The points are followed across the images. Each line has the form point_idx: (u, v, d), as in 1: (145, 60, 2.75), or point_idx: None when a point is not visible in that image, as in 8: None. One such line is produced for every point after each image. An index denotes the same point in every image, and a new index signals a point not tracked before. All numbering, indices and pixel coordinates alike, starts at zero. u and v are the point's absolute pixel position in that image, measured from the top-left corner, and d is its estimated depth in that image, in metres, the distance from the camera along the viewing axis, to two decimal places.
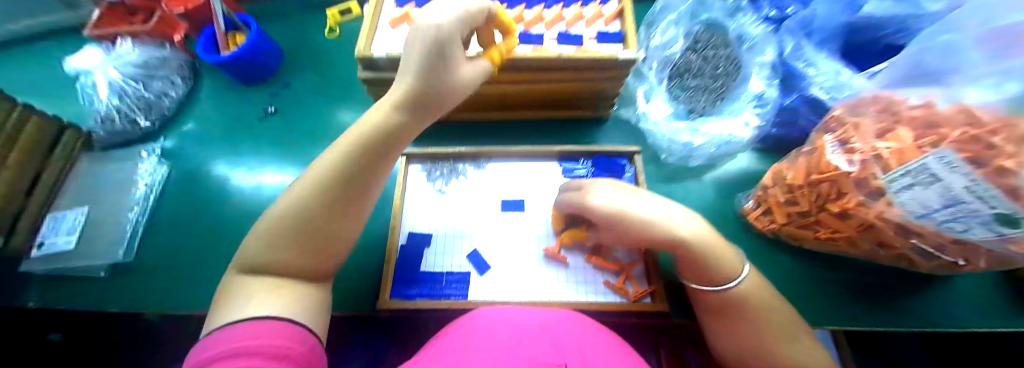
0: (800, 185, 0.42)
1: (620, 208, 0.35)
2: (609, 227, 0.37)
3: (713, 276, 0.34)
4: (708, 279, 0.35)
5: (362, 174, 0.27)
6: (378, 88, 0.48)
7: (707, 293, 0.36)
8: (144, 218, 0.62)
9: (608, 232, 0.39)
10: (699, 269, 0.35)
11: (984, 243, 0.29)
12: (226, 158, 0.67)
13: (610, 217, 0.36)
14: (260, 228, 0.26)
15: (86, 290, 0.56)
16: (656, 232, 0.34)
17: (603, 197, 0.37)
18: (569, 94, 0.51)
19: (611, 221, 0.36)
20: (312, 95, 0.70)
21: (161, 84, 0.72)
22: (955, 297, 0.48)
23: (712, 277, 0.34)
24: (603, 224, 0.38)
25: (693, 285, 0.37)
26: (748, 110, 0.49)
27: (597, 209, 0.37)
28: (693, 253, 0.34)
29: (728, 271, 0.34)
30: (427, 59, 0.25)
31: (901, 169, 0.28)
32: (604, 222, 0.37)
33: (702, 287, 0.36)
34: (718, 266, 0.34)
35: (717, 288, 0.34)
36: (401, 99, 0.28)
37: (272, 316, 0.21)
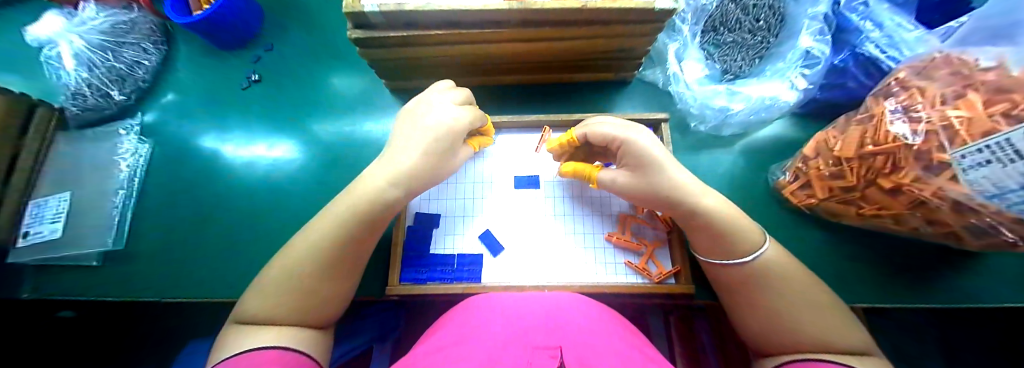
0: (849, 158, 0.37)
1: (659, 158, 0.36)
2: (637, 168, 0.37)
3: (731, 250, 0.34)
4: (723, 253, 0.35)
5: (360, 233, 0.37)
6: (375, 50, 0.41)
7: (724, 266, 0.36)
8: (131, 202, 0.59)
9: (631, 174, 0.38)
10: (716, 239, 0.35)
11: None
12: (211, 133, 0.62)
13: (647, 157, 0.36)
14: (274, 272, 0.34)
15: (87, 278, 0.55)
16: (683, 189, 0.35)
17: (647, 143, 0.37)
18: (589, 53, 0.45)
19: (644, 162, 0.36)
20: (299, 59, 0.63)
21: (131, 51, 0.61)
22: (994, 276, 0.45)
23: (730, 248, 0.34)
24: (632, 163, 0.38)
25: (708, 260, 0.38)
26: (795, 72, 0.44)
27: (639, 149, 0.37)
28: (715, 222, 0.34)
29: (750, 243, 0.33)
30: (434, 156, 0.40)
31: (979, 142, 0.22)
32: (636, 162, 0.37)
33: (717, 261, 0.36)
34: (737, 238, 0.34)
35: (732, 261, 0.34)
36: (396, 177, 0.38)
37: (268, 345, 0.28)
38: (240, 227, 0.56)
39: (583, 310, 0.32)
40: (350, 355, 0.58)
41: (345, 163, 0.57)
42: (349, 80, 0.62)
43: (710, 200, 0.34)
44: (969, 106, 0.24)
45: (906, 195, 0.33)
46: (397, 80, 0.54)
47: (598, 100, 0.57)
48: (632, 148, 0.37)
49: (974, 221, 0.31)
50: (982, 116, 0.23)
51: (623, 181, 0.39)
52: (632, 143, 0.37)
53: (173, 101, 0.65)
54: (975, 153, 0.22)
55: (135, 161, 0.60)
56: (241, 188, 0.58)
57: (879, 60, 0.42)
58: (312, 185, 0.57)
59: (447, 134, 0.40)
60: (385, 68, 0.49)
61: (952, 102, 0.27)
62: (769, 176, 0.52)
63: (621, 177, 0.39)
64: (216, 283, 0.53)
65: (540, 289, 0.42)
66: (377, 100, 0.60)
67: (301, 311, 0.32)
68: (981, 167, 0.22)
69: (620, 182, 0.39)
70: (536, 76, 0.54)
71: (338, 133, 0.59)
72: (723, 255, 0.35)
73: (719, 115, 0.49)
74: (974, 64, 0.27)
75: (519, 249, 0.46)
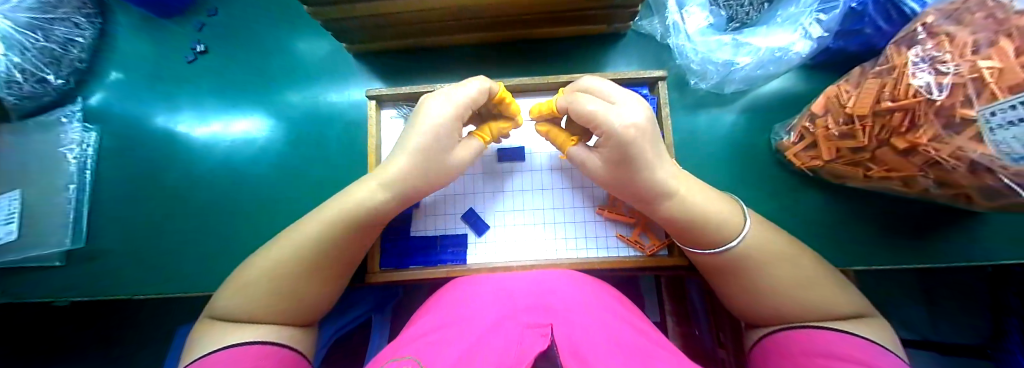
0: (862, 115, 0.34)
1: (648, 159, 0.30)
2: (620, 166, 0.32)
3: (708, 238, 0.33)
4: (706, 241, 0.34)
5: (339, 221, 0.33)
6: (329, 9, 0.35)
7: (704, 256, 0.35)
8: (87, 197, 0.54)
9: (610, 168, 0.33)
10: (692, 232, 0.34)
11: None
12: (162, 112, 0.56)
13: (634, 160, 0.30)
14: (250, 273, 0.32)
15: (57, 280, 0.52)
16: (659, 188, 0.32)
17: (642, 139, 0.30)
18: (578, 2, 0.39)
19: (631, 164, 0.31)
20: (250, 22, 0.56)
21: (62, 27, 0.51)
22: (994, 233, 0.44)
23: (711, 238, 0.33)
24: (614, 159, 0.32)
25: (690, 249, 0.36)
26: (809, 18, 0.39)
27: (631, 148, 0.30)
28: (685, 218, 0.33)
29: (732, 226, 0.33)
30: (414, 164, 0.33)
31: (1013, 98, 0.18)
32: (622, 161, 0.31)
33: (700, 251, 0.35)
34: (718, 225, 0.33)
35: (716, 249, 0.33)
36: (388, 181, 0.34)
37: (258, 340, 0.28)
38: (210, 215, 0.52)
39: (573, 285, 0.31)
40: (345, 330, 0.58)
41: (315, 140, 0.53)
42: (310, 44, 0.55)
43: (681, 197, 0.33)
44: (996, 57, 0.21)
45: (920, 155, 0.30)
46: (358, 42, 0.48)
47: (589, 59, 0.52)
48: (623, 148, 0.30)
49: (988, 182, 0.28)
50: (1011, 67, 0.19)
51: (597, 172, 0.35)
52: (625, 141, 0.29)
53: (121, 80, 0.57)
54: (1006, 111, 0.19)
55: (83, 151, 0.54)
56: (205, 173, 0.54)
57: (900, 2, 0.36)
58: (282, 166, 0.52)
59: (429, 139, 0.33)
60: (343, 29, 0.42)
61: (983, 50, 0.22)
62: (772, 137, 0.49)
63: (595, 166, 0.35)
64: (195, 275, 0.51)
65: (528, 268, 0.40)
66: (343, 69, 0.54)
67: (280, 310, 0.31)
68: (1011, 127, 0.19)
69: (591, 169, 0.35)
70: (520, 30, 0.48)
71: (304, 105, 0.54)
72: (695, 244, 0.35)
73: (723, 69, 0.45)
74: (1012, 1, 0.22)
75: (505, 227, 0.43)
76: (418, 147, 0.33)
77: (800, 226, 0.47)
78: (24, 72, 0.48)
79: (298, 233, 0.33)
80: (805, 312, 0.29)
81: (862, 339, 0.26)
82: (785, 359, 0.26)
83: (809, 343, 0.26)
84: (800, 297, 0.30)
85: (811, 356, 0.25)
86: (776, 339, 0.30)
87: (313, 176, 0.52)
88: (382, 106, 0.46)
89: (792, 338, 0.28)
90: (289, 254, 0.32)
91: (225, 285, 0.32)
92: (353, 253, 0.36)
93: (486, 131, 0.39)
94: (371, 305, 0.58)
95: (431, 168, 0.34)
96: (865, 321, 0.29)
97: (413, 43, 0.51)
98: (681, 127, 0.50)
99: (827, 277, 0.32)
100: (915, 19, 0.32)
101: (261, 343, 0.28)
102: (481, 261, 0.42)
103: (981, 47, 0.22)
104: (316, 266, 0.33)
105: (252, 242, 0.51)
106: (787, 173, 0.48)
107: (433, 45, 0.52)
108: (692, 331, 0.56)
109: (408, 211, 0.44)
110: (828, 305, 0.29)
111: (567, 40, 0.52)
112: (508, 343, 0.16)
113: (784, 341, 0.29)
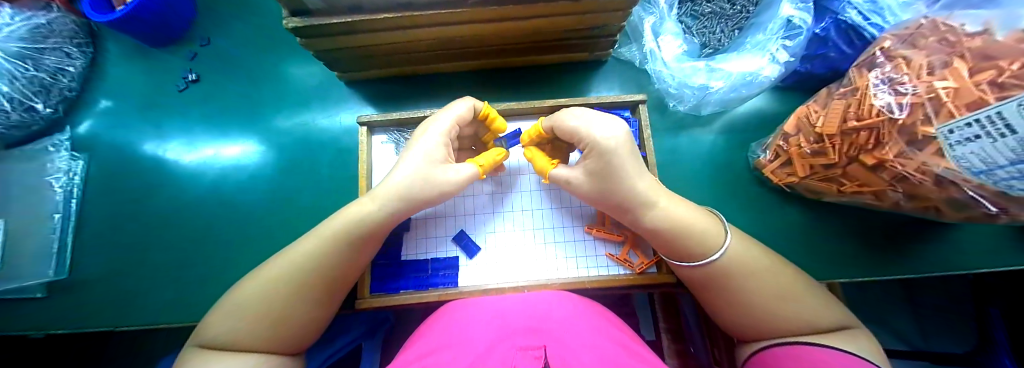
0: (832, 134, 0.35)
1: (628, 169, 0.33)
2: (602, 177, 0.34)
3: (690, 252, 0.34)
4: (687, 254, 0.35)
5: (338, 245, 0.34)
6: (317, 40, 0.36)
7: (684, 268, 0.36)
8: (71, 227, 0.52)
9: (593, 180, 0.35)
10: (680, 245, 0.34)
11: None
12: (151, 140, 0.56)
13: (616, 170, 0.33)
14: (247, 301, 0.32)
15: (38, 313, 0.49)
16: (641, 197, 0.34)
17: (621, 148, 0.32)
18: (558, 32, 0.41)
19: (612, 174, 0.33)
20: (242, 51, 0.57)
21: (53, 57, 0.51)
22: (969, 242, 0.45)
23: (699, 250, 0.34)
24: (597, 170, 0.34)
25: (671, 261, 0.37)
26: (776, 44, 0.41)
27: (612, 157, 0.32)
28: (673, 230, 0.34)
29: (714, 238, 0.34)
30: (408, 183, 0.35)
31: (970, 116, 0.20)
32: (604, 171, 0.33)
33: (686, 264, 0.35)
34: (702, 235, 0.34)
35: (701, 263, 0.34)
36: (386, 202, 0.35)
37: None
38: (202, 241, 0.52)
39: (565, 306, 0.31)
40: (337, 355, 0.58)
41: (307, 164, 0.53)
42: (301, 69, 0.56)
43: (663, 209, 0.34)
44: (952, 78, 0.23)
45: (888, 171, 0.31)
46: (347, 70, 0.49)
47: (572, 83, 0.54)
48: (605, 159, 0.33)
49: (956, 195, 0.30)
50: (966, 86, 0.22)
51: (581, 187, 0.36)
52: (607, 150, 0.32)
53: (110, 109, 0.57)
54: (963, 128, 0.21)
55: (70, 180, 0.53)
56: (197, 199, 0.53)
57: (860, 28, 0.40)
58: (273, 190, 0.53)
59: (429, 161, 0.36)
60: (336, 58, 0.43)
61: (938, 71, 0.25)
62: (749, 155, 0.51)
63: (578, 180, 0.36)
64: (182, 304, 0.50)
65: (520, 290, 0.40)
66: (334, 94, 0.55)
67: (273, 339, 0.31)
68: (968, 143, 0.21)
69: (577, 185, 0.36)
70: (504, 59, 0.50)
71: (295, 130, 0.54)
72: (680, 257, 0.35)
73: (698, 93, 0.47)
74: (963, 28, 0.25)
75: (496, 247, 0.44)
76: (405, 166, 0.36)
77: (786, 239, 0.48)
78: (13, 102, 0.47)
79: (297, 259, 0.33)
80: (793, 326, 0.30)
81: (858, 359, 0.26)
82: None
83: (803, 360, 0.26)
84: (787, 312, 0.31)
85: None
86: (767, 357, 0.30)
87: (304, 201, 0.52)
88: (373, 132, 0.47)
89: (787, 354, 0.28)
90: (288, 281, 0.33)
91: (216, 310, 0.32)
92: (347, 280, 0.36)
93: (483, 158, 0.39)
94: (360, 332, 0.58)
95: (426, 187, 0.36)
96: (850, 335, 0.29)
97: (402, 71, 0.52)
98: (664, 147, 0.52)
99: (814, 292, 0.33)
100: (875, 42, 0.34)
101: None
102: (472, 284, 0.42)
103: (937, 68, 0.25)
104: (310, 294, 0.33)
105: (244, 267, 0.50)
106: (767, 188, 0.50)
107: (423, 72, 0.53)
108: (689, 349, 0.56)
109: (408, 219, 0.44)
110: (812, 319, 0.30)
111: (549, 66, 0.54)
112: None
113: (778, 358, 0.29)
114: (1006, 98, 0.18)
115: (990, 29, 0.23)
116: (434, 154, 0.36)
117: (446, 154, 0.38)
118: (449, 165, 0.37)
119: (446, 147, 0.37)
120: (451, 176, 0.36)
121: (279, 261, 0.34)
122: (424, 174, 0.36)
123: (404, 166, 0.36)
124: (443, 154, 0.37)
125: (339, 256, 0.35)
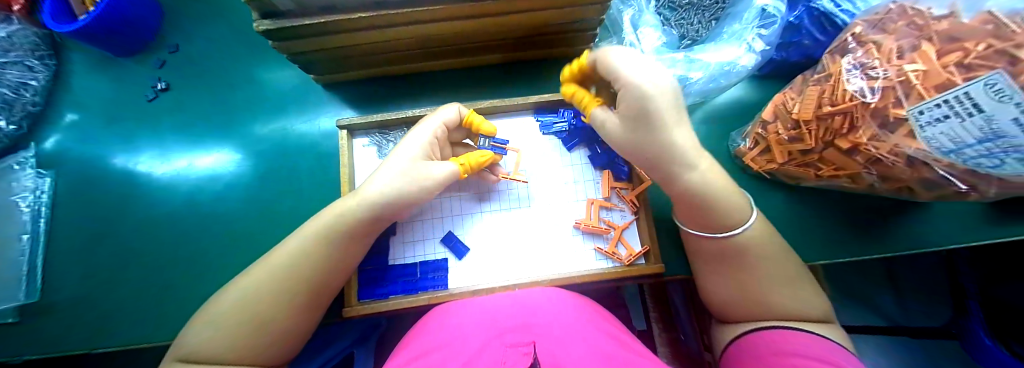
0: (808, 120, 0.36)
1: (668, 122, 0.30)
2: (637, 125, 0.31)
3: (725, 221, 0.33)
4: (718, 225, 0.33)
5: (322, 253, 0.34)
6: (289, 43, 0.35)
7: (706, 238, 0.35)
8: (42, 247, 0.50)
9: (627, 128, 0.32)
10: (703, 213, 0.33)
11: (1002, 173, 0.23)
12: (123, 152, 0.54)
13: (655, 115, 0.29)
14: (223, 317, 0.30)
15: (11, 340, 0.47)
16: (681, 158, 0.31)
17: (659, 96, 0.29)
18: (539, 26, 0.40)
19: (648, 122, 0.30)
20: (217, 56, 0.55)
21: (15, 71, 0.50)
22: (944, 220, 0.47)
23: (733, 219, 0.33)
24: (631, 117, 0.31)
25: (696, 232, 0.36)
26: (751, 33, 0.42)
27: (648, 104, 0.29)
28: (705, 195, 0.32)
29: (738, 214, 0.33)
30: (393, 179, 0.35)
31: (938, 97, 0.21)
32: (639, 118, 0.30)
33: (700, 233, 0.35)
34: (730, 209, 0.32)
35: (724, 234, 0.33)
36: (363, 206, 0.34)
37: None
38: (182, 257, 0.50)
39: (553, 299, 0.32)
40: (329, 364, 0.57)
41: (289, 171, 0.52)
42: (277, 74, 0.55)
43: (702, 171, 0.32)
44: (920, 61, 0.24)
45: (863, 154, 0.32)
46: (325, 73, 0.48)
47: (554, 79, 0.54)
48: (640, 103, 0.29)
49: (927, 175, 0.31)
50: (934, 69, 0.23)
51: (616, 134, 0.34)
52: (640, 94, 0.29)
53: (76, 122, 0.54)
54: (933, 108, 0.21)
55: (37, 199, 0.51)
56: (174, 212, 0.52)
57: (833, 14, 0.40)
58: (254, 199, 0.51)
59: (415, 158, 0.36)
60: (308, 61, 0.42)
61: (907, 55, 0.25)
62: (729, 144, 0.51)
63: (613, 128, 0.34)
64: (162, 321, 0.48)
65: (511, 288, 0.40)
66: (313, 97, 0.54)
67: (257, 351, 0.30)
68: (938, 123, 0.21)
69: (609, 132, 0.34)
70: (484, 56, 0.50)
71: (274, 136, 0.53)
72: (712, 228, 0.34)
73: (678, 84, 0.47)
74: (930, 12, 0.25)
75: (484, 247, 0.43)
76: (389, 165, 0.36)
77: (772, 226, 0.49)
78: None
79: (278, 270, 0.33)
80: (774, 311, 0.31)
81: (817, 335, 0.28)
82: (776, 357, 0.26)
83: (787, 345, 0.27)
84: (771, 298, 0.32)
85: (797, 355, 0.25)
86: (750, 343, 0.30)
87: (287, 210, 0.51)
88: (354, 135, 0.46)
89: (773, 339, 0.29)
90: (271, 291, 0.32)
91: (196, 323, 0.31)
92: (329, 287, 0.35)
93: (464, 160, 0.39)
94: (352, 340, 0.58)
95: (409, 188, 0.35)
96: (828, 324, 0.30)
97: (382, 72, 0.51)
98: None
99: (796, 276, 0.34)
100: (846, 28, 0.34)
101: None
102: (462, 284, 0.42)
103: (906, 52, 0.26)
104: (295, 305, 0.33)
105: (228, 276, 0.49)
106: (750, 176, 0.51)
107: (402, 72, 0.52)
108: (679, 337, 0.57)
109: (393, 224, 0.44)
110: (792, 303, 0.31)
111: (530, 62, 0.54)
112: None
113: (764, 342, 0.29)
114: (972, 78, 0.19)
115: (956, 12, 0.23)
116: (416, 150, 0.36)
117: (429, 151, 0.38)
118: (433, 164, 0.37)
119: (431, 145, 0.38)
120: (433, 173, 0.36)
121: (261, 270, 0.33)
122: (408, 171, 0.35)
123: (387, 170, 0.35)
124: (428, 154, 0.38)
125: (326, 264, 0.34)
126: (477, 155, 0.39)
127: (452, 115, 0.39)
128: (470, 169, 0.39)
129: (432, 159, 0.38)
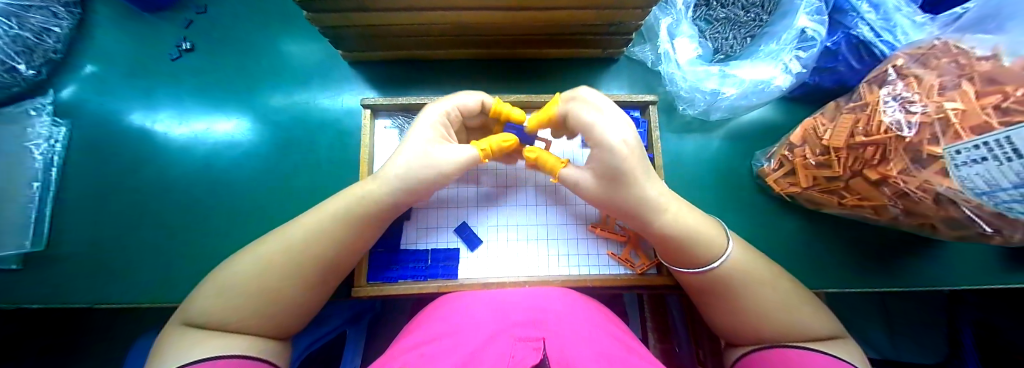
0: (838, 147, 0.35)
1: (639, 176, 0.30)
2: (613, 182, 0.31)
3: (701, 257, 0.33)
4: (694, 261, 0.34)
5: (333, 231, 0.33)
6: (327, 15, 0.34)
7: (689, 274, 0.35)
8: (51, 196, 0.50)
9: (601, 185, 0.32)
10: (680, 251, 0.34)
11: None
12: (142, 109, 0.53)
13: (628, 173, 0.30)
14: (226, 286, 0.30)
15: (11, 287, 0.47)
16: (652, 206, 0.32)
17: (632, 155, 0.29)
18: (576, 25, 0.40)
19: (621, 182, 0.30)
20: (243, 23, 0.55)
21: (39, 16, 0.48)
22: (955, 260, 0.46)
23: (708, 252, 0.33)
24: (605, 176, 0.31)
25: (676, 268, 0.37)
26: (789, 54, 0.42)
27: (623, 164, 0.29)
28: (676, 236, 0.33)
29: (717, 248, 0.33)
30: (405, 168, 0.34)
31: (977, 138, 0.20)
32: (614, 178, 0.30)
33: (682, 270, 0.36)
34: (705, 244, 0.33)
35: (703, 269, 0.34)
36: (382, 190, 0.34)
37: (237, 355, 0.26)
38: (190, 221, 0.50)
39: (561, 299, 0.31)
40: (320, 343, 0.57)
41: (303, 145, 0.51)
42: (302, 47, 0.54)
43: (673, 215, 0.33)
44: (961, 100, 0.23)
45: (891, 187, 0.32)
46: (354, 50, 0.48)
47: (584, 79, 0.53)
48: (613, 163, 0.29)
49: (953, 214, 0.30)
50: (973, 109, 0.22)
51: (587, 190, 0.34)
52: (615, 155, 0.28)
53: (96, 74, 0.54)
54: (971, 149, 0.21)
55: (51, 147, 0.50)
56: (187, 174, 0.51)
57: (871, 43, 0.40)
58: (267, 169, 0.51)
59: (431, 142, 0.35)
60: (343, 36, 0.42)
61: (948, 92, 0.25)
62: (753, 163, 0.51)
63: (588, 185, 0.33)
64: (164, 283, 0.48)
65: (520, 285, 0.40)
66: (337, 74, 0.54)
67: (262, 327, 0.30)
68: (975, 164, 0.21)
69: (584, 189, 0.34)
70: (518, 49, 0.49)
71: (292, 109, 0.52)
72: (687, 263, 0.35)
73: (709, 98, 0.47)
74: (974, 52, 0.25)
75: (499, 243, 0.43)
76: (404, 150, 0.35)
77: (783, 249, 0.49)
78: None
79: (288, 245, 0.32)
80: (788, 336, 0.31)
81: (796, 348, 0.29)
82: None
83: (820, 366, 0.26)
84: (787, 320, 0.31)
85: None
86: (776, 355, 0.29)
87: (299, 184, 0.50)
88: (377, 116, 0.46)
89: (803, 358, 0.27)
90: (279, 266, 0.31)
91: (201, 288, 0.31)
92: (338, 265, 0.35)
93: (485, 143, 0.37)
94: (345, 318, 0.58)
95: (417, 173, 0.34)
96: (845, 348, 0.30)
97: (414, 55, 0.51)
98: (669, 149, 0.52)
99: (808, 302, 0.33)
100: (886, 59, 0.34)
101: (231, 356, 0.25)
102: (472, 276, 0.42)
103: (947, 89, 0.25)
104: (304, 281, 0.32)
105: (233, 245, 0.49)
106: (767, 197, 0.50)
107: (435, 58, 0.52)
108: (675, 349, 0.58)
109: (410, 208, 0.43)
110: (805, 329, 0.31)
111: (560, 59, 0.53)
112: (503, 357, 0.16)
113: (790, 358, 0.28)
114: (1013, 123, 0.18)
115: (1001, 54, 0.22)
116: (430, 133, 0.35)
117: (445, 136, 0.37)
118: (445, 148, 0.35)
119: (444, 129, 0.37)
120: (448, 160, 0.34)
121: (271, 244, 0.32)
122: (421, 160, 0.34)
123: (406, 153, 0.34)
124: (442, 136, 0.36)
125: (339, 242, 0.34)
126: (497, 141, 0.37)
127: (471, 101, 0.37)
128: (491, 154, 0.37)
129: (446, 141, 0.37)
